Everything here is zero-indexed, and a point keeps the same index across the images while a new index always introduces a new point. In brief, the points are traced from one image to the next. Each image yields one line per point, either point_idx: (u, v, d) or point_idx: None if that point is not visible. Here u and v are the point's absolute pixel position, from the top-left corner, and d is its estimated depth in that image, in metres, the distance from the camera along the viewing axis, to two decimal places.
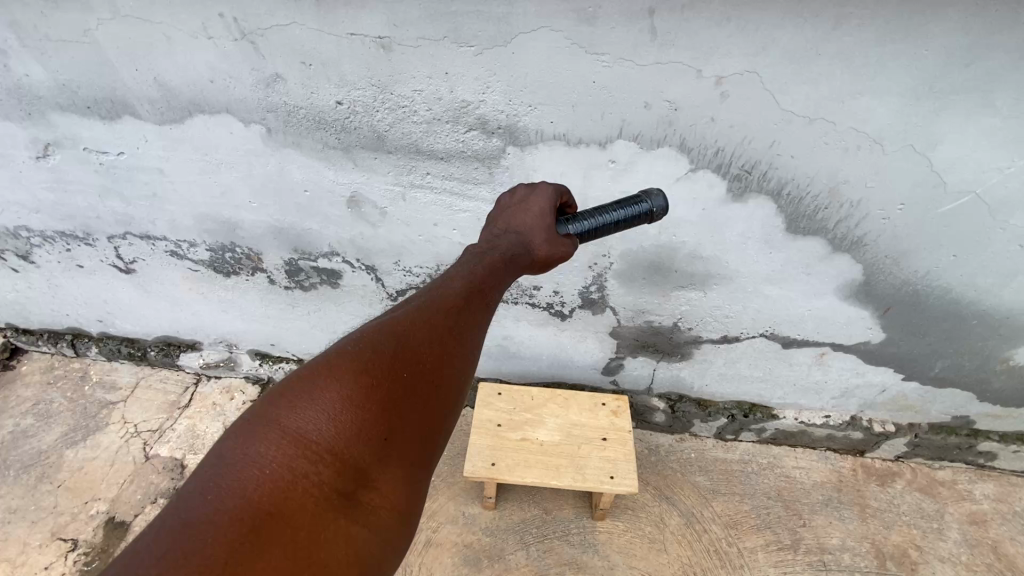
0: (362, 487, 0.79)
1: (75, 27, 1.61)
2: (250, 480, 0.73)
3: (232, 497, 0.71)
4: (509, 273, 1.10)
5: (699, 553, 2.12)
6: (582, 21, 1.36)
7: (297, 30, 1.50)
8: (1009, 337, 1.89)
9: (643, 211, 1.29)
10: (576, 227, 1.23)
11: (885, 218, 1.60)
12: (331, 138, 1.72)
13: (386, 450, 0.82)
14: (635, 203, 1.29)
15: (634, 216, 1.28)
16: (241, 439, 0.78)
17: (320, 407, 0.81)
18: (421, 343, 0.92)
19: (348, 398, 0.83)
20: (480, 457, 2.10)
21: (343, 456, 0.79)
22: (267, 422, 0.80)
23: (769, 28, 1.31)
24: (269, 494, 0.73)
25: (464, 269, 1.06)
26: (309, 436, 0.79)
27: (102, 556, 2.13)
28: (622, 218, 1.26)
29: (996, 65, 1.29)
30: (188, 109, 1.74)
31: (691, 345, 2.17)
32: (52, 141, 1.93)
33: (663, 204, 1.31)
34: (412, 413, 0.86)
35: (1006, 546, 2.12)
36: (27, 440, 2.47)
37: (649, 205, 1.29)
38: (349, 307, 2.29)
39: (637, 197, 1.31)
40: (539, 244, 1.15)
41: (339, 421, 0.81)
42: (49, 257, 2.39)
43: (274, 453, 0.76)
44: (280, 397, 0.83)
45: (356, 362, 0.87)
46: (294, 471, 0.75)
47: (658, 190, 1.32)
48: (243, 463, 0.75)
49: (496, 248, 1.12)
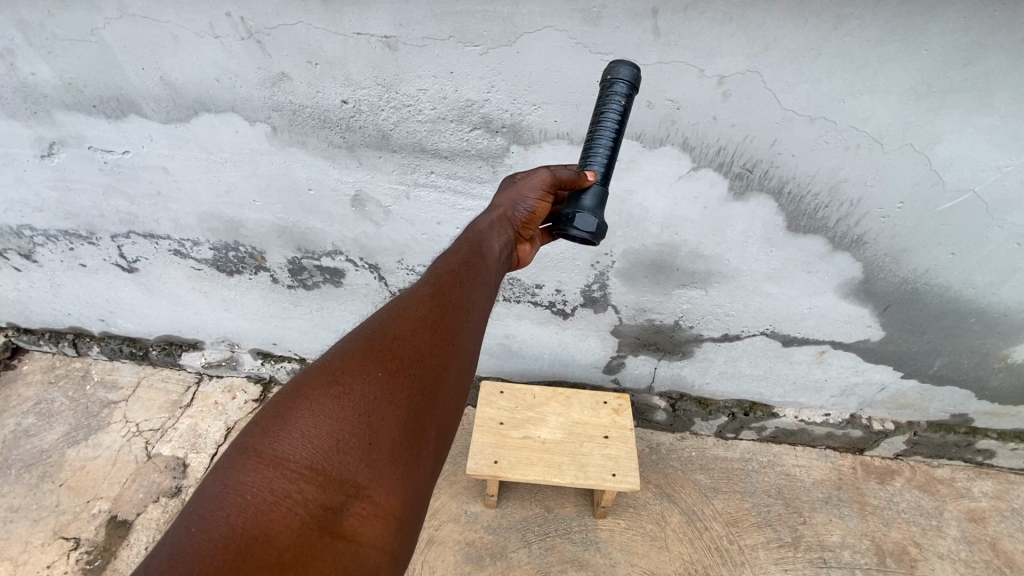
0: (350, 497, 0.81)
1: (83, 27, 1.62)
2: (233, 508, 0.74)
3: (216, 526, 0.72)
4: (486, 270, 1.14)
5: (700, 550, 2.12)
6: (587, 21, 1.38)
7: (303, 30, 1.51)
8: (1008, 335, 1.92)
9: (626, 89, 1.17)
10: (598, 160, 1.20)
11: (885, 217, 1.62)
12: (335, 137, 1.73)
13: (370, 457, 0.84)
14: (611, 90, 1.17)
15: (623, 98, 1.17)
16: (220, 470, 0.78)
17: (293, 428, 0.83)
18: (394, 349, 0.94)
19: (322, 413, 0.85)
20: (482, 455, 2.10)
21: (324, 469, 0.81)
22: (245, 449, 0.81)
23: (770, 28, 1.33)
24: (253, 518, 0.73)
25: (435, 275, 1.08)
26: (287, 456, 0.80)
27: (105, 555, 2.12)
28: (617, 112, 1.17)
29: (995, 64, 1.31)
30: (194, 108, 1.75)
31: (692, 344, 2.19)
32: (56, 140, 1.94)
33: (628, 65, 1.17)
34: (394, 415, 0.88)
35: (1005, 543, 2.13)
36: (28, 439, 2.47)
37: (622, 79, 1.17)
38: (352, 307, 2.30)
39: (605, 83, 1.19)
40: (501, 197, 1.26)
41: (315, 438, 0.83)
42: (51, 256, 2.39)
43: (253, 478, 0.77)
44: (256, 425, 0.84)
45: (325, 378, 0.90)
46: (275, 492, 0.76)
47: (614, 62, 1.18)
48: (224, 492, 0.75)
49: (460, 245, 1.16)
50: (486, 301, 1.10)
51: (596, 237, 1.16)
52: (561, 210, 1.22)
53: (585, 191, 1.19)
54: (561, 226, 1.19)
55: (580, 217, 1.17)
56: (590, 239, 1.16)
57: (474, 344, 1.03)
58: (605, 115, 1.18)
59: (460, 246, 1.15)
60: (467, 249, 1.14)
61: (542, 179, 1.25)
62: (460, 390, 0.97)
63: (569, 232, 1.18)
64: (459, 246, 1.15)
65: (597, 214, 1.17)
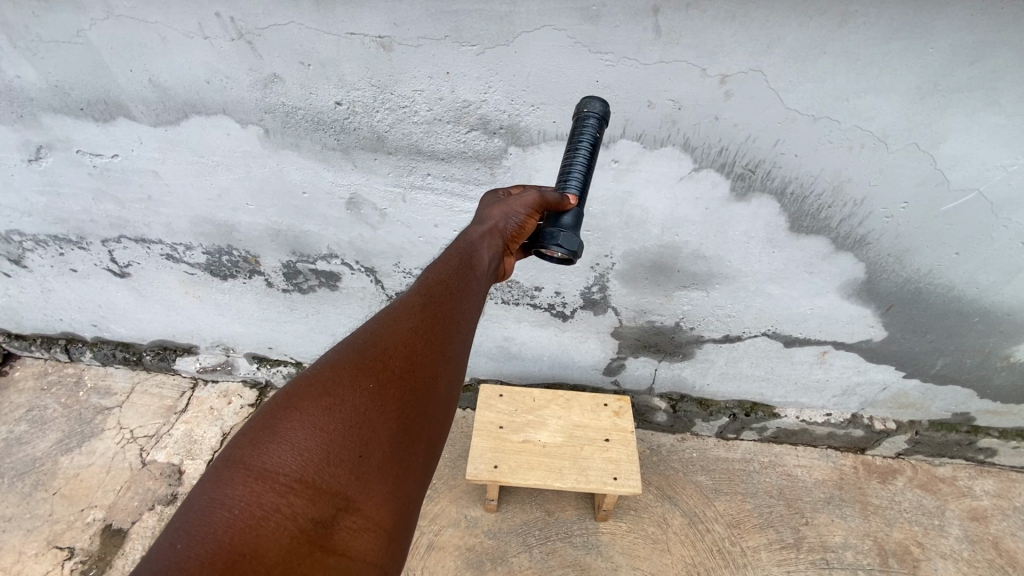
0: (340, 511, 0.78)
1: (68, 28, 1.58)
2: (220, 523, 0.70)
3: (202, 543, 0.68)
4: (478, 278, 1.12)
5: (702, 553, 2.10)
6: (586, 20, 1.35)
7: (295, 30, 1.47)
8: (1011, 334, 1.90)
9: (597, 122, 1.23)
10: (575, 181, 1.21)
11: (888, 217, 1.60)
12: (329, 138, 1.70)
13: (360, 469, 0.81)
14: (582, 124, 1.22)
15: (594, 132, 1.21)
16: (207, 484, 0.75)
17: (283, 440, 0.80)
18: (385, 359, 0.92)
19: (312, 424, 0.82)
20: (482, 460, 2.08)
21: (314, 481, 0.78)
22: (232, 462, 0.77)
23: (774, 26, 1.30)
24: (241, 533, 0.70)
25: (425, 284, 1.06)
26: (276, 470, 0.77)
27: (99, 564, 2.08)
28: (589, 143, 1.21)
29: (1002, 63, 1.28)
30: (184, 110, 1.71)
31: (693, 345, 2.16)
32: (44, 143, 1.90)
33: (599, 102, 1.24)
34: (385, 427, 0.86)
35: (1007, 542, 2.12)
36: (20, 447, 2.43)
37: (590, 112, 1.22)
38: (348, 310, 2.27)
39: (578, 118, 1.24)
40: (491, 208, 1.24)
41: (306, 449, 0.80)
42: (41, 262, 2.35)
43: (242, 492, 0.74)
44: (243, 436, 0.81)
45: (315, 389, 0.87)
46: (264, 505, 0.73)
47: (586, 99, 1.25)
48: (212, 507, 0.72)
49: (451, 255, 1.12)
50: (476, 311, 1.08)
51: (574, 256, 1.17)
52: (541, 227, 1.22)
53: (564, 213, 1.21)
54: (541, 242, 1.19)
55: (562, 234, 1.17)
56: (572, 255, 1.16)
57: (464, 355, 1.01)
58: (578, 144, 1.21)
59: (451, 255, 1.13)
60: (458, 258, 1.12)
61: (530, 199, 1.23)
62: (449, 402, 0.96)
63: (549, 249, 1.18)
64: (450, 255, 1.13)
65: (575, 236, 1.18)
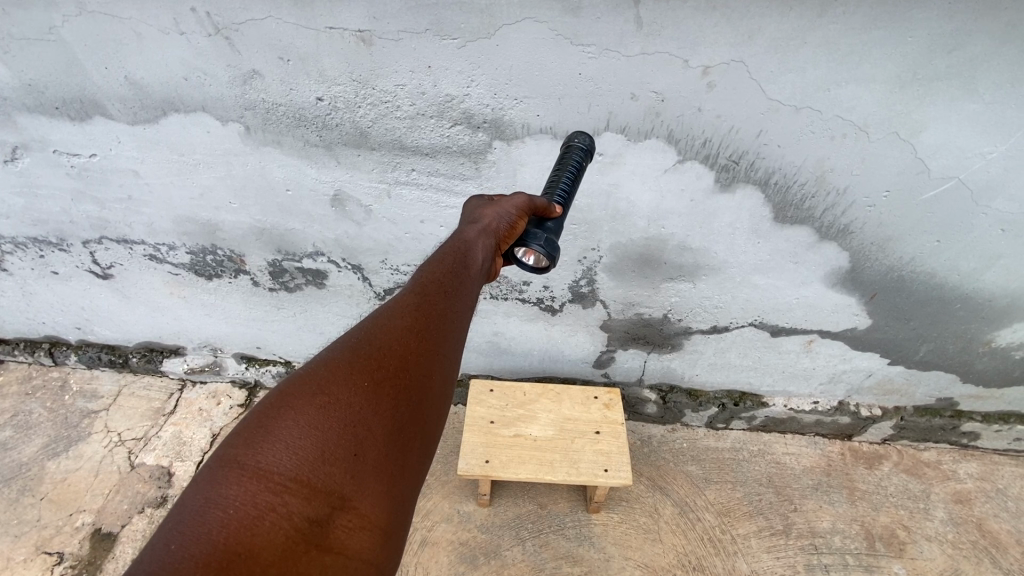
0: (336, 509, 0.77)
1: (41, 26, 1.55)
2: (214, 523, 0.70)
3: (197, 543, 0.68)
4: (472, 276, 1.11)
5: (693, 541, 2.13)
6: (567, 12, 1.34)
7: (273, 24, 1.45)
8: (992, 319, 1.93)
9: (583, 152, 1.38)
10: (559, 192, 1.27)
11: (871, 206, 1.61)
12: (311, 135, 1.68)
13: (356, 468, 0.81)
14: (571, 151, 1.37)
15: (580, 158, 1.35)
16: (201, 483, 0.74)
17: (279, 439, 0.80)
18: (380, 358, 0.92)
19: (306, 423, 0.82)
20: (473, 455, 2.08)
21: (310, 480, 0.77)
22: (226, 462, 0.77)
23: (754, 17, 1.30)
24: (236, 534, 0.70)
25: (420, 283, 1.05)
26: (271, 469, 0.77)
27: (90, 569, 2.08)
28: (577, 163, 1.34)
29: (980, 50, 1.29)
30: (162, 107, 1.68)
31: (681, 336, 2.18)
32: (19, 144, 1.86)
33: (585, 137, 1.42)
34: (381, 426, 0.85)
35: (990, 523, 2.17)
36: (5, 453, 2.40)
37: (577, 143, 1.39)
38: (336, 307, 2.26)
39: (566, 147, 1.40)
40: (484, 208, 1.24)
41: (301, 448, 0.79)
42: (20, 264, 2.32)
43: (236, 491, 0.73)
44: (237, 436, 0.80)
45: (310, 388, 0.86)
46: (259, 505, 0.73)
47: (576, 134, 1.43)
48: (205, 507, 0.71)
49: (447, 254, 1.12)
50: (471, 310, 1.07)
51: (553, 260, 1.18)
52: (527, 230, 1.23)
53: (548, 219, 1.25)
54: (523, 242, 1.22)
55: (543, 236, 1.19)
56: (550, 257, 1.17)
57: (459, 353, 1.00)
58: (567, 165, 1.34)
59: (445, 254, 1.12)
60: (453, 255, 1.11)
61: (519, 202, 1.25)
62: (445, 400, 0.95)
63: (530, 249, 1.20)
64: (444, 253, 1.12)
65: (556, 241, 1.21)
